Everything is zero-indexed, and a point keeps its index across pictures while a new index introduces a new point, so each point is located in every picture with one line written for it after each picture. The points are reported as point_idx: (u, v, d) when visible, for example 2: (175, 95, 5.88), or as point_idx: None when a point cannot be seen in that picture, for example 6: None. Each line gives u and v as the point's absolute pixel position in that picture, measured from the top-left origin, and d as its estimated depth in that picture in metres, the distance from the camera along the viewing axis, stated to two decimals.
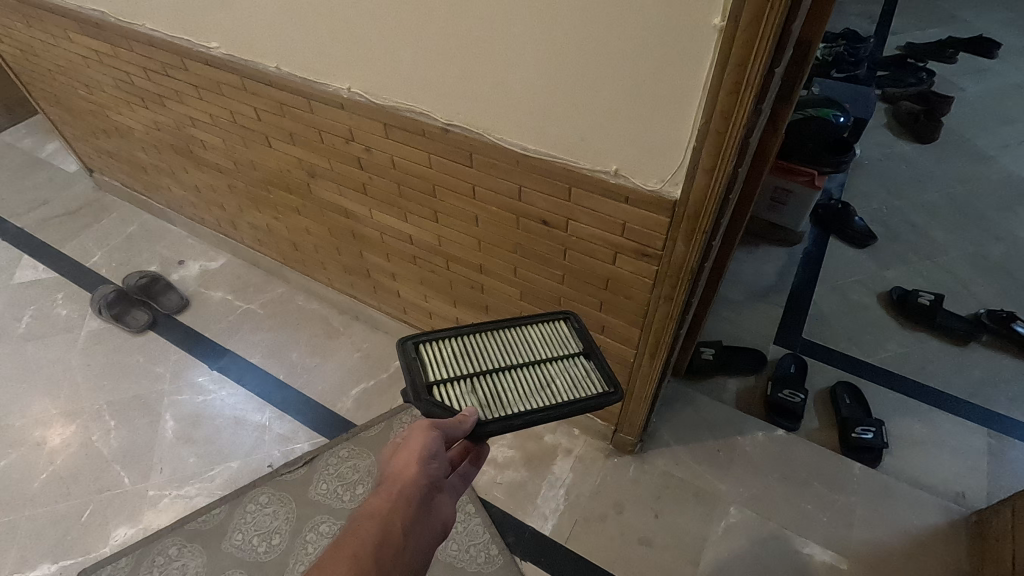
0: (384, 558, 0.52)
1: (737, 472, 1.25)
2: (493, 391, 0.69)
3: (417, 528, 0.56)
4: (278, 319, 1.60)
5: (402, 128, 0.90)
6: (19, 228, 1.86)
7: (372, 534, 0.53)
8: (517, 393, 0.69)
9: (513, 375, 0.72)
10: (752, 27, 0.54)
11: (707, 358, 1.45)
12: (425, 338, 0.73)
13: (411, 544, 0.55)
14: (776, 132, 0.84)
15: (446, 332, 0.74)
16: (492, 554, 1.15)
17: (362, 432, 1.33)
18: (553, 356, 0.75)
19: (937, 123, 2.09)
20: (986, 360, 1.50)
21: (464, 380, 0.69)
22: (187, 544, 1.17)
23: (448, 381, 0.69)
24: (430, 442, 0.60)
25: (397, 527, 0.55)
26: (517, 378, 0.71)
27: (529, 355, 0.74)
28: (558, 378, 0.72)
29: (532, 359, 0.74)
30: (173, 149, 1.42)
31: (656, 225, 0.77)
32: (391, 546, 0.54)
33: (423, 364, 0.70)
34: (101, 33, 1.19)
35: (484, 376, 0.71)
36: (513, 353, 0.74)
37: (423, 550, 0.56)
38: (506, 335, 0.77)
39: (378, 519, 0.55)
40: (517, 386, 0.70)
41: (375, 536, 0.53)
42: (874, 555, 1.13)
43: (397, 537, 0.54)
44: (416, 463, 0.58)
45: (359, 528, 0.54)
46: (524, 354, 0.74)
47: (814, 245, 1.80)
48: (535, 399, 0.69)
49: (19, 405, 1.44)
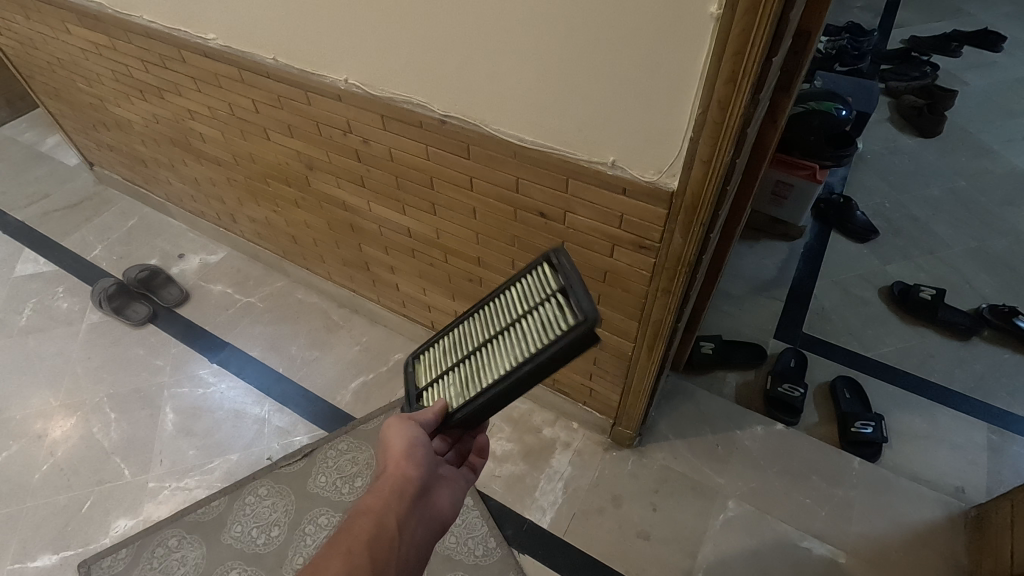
0: (379, 553, 0.53)
1: (735, 466, 1.25)
2: (468, 374, 0.65)
3: (411, 519, 0.57)
4: (278, 312, 1.60)
5: (399, 120, 0.89)
6: (20, 221, 1.86)
7: (366, 529, 0.54)
8: (489, 364, 0.63)
9: (491, 347, 0.65)
10: (750, 15, 0.53)
11: (706, 352, 1.45)
12: (422, 348, 0.76)
13: (405, 537, 0.55)
14: (776, 124, 0.83)
15: (438, 333, 0.75)
16: (490, 547, 1.16)
17: (361, 425, 1.34)
18: (528, 306, 0.63)
19: (941, 115, 2.06)
20: (987, 355, 1.49)
21: (450, 371, 0.69)
22: (187, 535, 1.18)
23: (437, 378, 0.69)
24: (414, 433, 0.61)
25: (390, 521, 0.55)
26: (495, 348, 0.64)
27: (506, 317, 0.66)
28: (531, 332, 0.60)
29: (510, 319, 0.65)
30: (172, 142, 1.42)
31: (653, 217, 0.77)
32: (386, 540, 0.54)
33: (418, 374, 0.73)
34: (99, 25, 1.19)
35: (465, 360, 0.67)
36: (494, 321, 0.68)
37: (419, 541, 0.57)
38: (492, 303, 0.70)
39: (372, 515, 0.55)
40: (490, 358, 0.64)
41: (368, 532, 0.54)
42: (872, 550, 1.13)
43: (392, 532, 0.55)
44: (404, 456, 0.59)
45: (352, 525, 0.55)
46: (503, 318, 0.66)
47: (815, 239, 1.79)
48: (502, 367, 0.61)
49: (20, 397, 1.44)
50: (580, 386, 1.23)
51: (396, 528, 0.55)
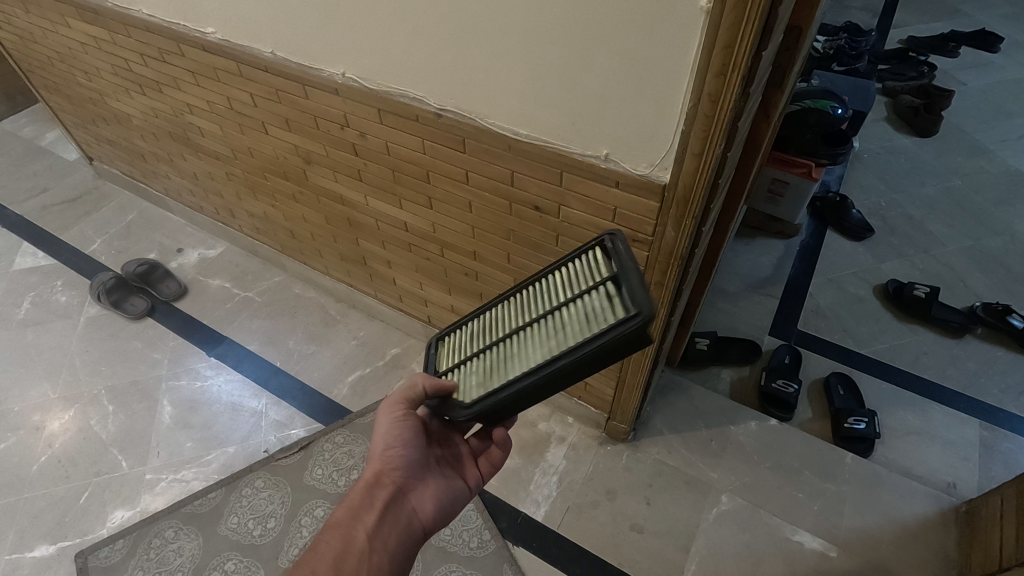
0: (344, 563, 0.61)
1: (728, 461, 1.26)
2: (498, 361, 0.66)
3: (381, 524, 0.66)
4: (276, 306, 1.61)
5: (395, 113, 0.90)
6: (20, 216, 1.87)
7: (335, 541, 0.63)
8: (526, 350, 0.63)
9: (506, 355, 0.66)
10: (739, 8, 0.53)
11: (701, 348, 1.46)
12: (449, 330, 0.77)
13: (374, 542, 0.64)
14: (768, 120, 0.87)
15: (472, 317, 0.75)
16: (485, 539, 1.17)
17: (358, 418, 1.35)
18: (579, 288, 0.64)
19: (936, 115, 2.08)
20: (980, 353, 1.50)
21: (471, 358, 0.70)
22: (184, 526, 1.19)
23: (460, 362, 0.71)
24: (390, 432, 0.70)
25: (358, 530, 0.64)
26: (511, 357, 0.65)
27: (567, 290, 0.66)
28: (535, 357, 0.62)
29: (558, 300, 0.65)
30: (171, 136, 1.43)
31: (645, 211, 0.78)
32: (352, 548, 0.63)
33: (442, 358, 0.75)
34: (98, 19, 1.19)
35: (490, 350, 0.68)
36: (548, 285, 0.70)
37: (390, 543, 0.65)
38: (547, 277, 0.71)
39: (340, 528, 0.64)
40: (524, 343, 0.64)
41: (335, 542, 0.63)
42: (862, 543, 1.14)
43: (360, 540, 0.64)
44: (381, 459, 0.69)
45: (322, 538, 0.64)
46: (550, 300, 0.66)
47: (811, 236, 1.80)
48: (538, 355, 0.61)
49: (19, 389, 1.45)
50: (575, 380, 1.23)
51: (368, 536, 0.64)
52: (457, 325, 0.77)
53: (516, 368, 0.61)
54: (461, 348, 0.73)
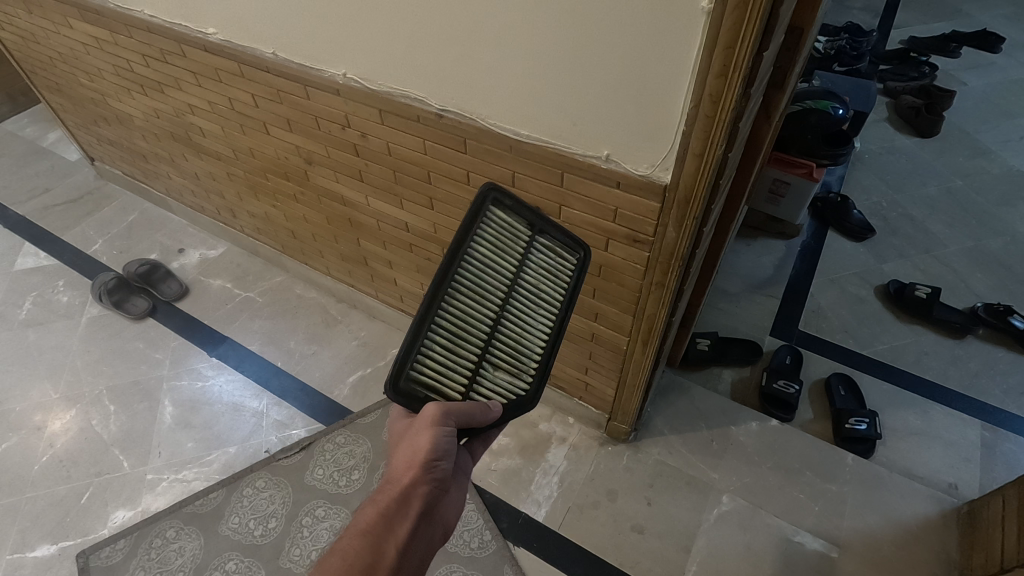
0: None
1: (729, 461, 1.26)
2: (505, 350, 0.70)
3: (413, 541, 0.59)
4: (277, 307, 1.61)
5: (396, 114, 0.90)
6: (21, 216, 1.87)
7: (363, 556, 0.56)
8: (525, 325, 0.71)
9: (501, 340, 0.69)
10: (740, 9, 0.53)
11: (702, 348, 1.46)
12: (404, 368, 0.63)
13: (404, 561, 0.57)
14: (769, 120, 0.87)
15: (418, 333, 0.63)
16: (485, 540, 1.17)
17: (358, 418, 1.35)
18: (519, 252, 0.71)
19: (937, 116, 2.08)
20: (981, 353, 1.50)
21: (475, 368, 0.68)
22: (185, 526, 1.19)
23: (465, 380, 0.67)
24: (436, 441, 0.60)
25: (390, 546, 0.57)
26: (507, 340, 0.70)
27: (507, 258, 0.70)
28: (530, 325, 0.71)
29: (509, 269, 0.70)
30: (173, 136, 1.43)
31: (646, 212, 0.78)
32: (382, 568, 0.56)
33: (431, 389, 0.65)
34: (100, 19, 1.20)
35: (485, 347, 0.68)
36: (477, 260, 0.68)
37: (419, 561, 0.59)
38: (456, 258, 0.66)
39: (369, 539, 0.57)
40: (518, 323, 0.70)
41: (364, 559, 0.55)
42: (864, 544, 1.14)
43: (391, 559, 0.57)
44: (418, 466, 0.60)
45: (347, 547, 0.57)
46: (495, 277, 0.69)
47: (812, 237, 1.80)
48: (542, 318, 0.72)
49: (21, 389, 1.45)
50: (576, 380, 1.23)
51: (398, 553, 0.57)
52: (412, 352, 0.63)
53: (538, 338, 0.71)
54: (447, 369, 0.66)
